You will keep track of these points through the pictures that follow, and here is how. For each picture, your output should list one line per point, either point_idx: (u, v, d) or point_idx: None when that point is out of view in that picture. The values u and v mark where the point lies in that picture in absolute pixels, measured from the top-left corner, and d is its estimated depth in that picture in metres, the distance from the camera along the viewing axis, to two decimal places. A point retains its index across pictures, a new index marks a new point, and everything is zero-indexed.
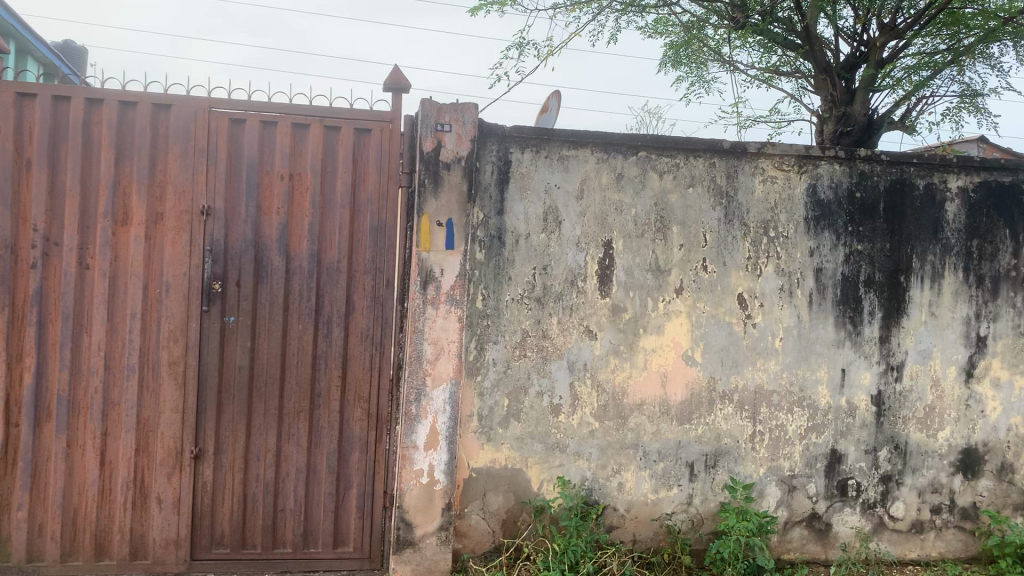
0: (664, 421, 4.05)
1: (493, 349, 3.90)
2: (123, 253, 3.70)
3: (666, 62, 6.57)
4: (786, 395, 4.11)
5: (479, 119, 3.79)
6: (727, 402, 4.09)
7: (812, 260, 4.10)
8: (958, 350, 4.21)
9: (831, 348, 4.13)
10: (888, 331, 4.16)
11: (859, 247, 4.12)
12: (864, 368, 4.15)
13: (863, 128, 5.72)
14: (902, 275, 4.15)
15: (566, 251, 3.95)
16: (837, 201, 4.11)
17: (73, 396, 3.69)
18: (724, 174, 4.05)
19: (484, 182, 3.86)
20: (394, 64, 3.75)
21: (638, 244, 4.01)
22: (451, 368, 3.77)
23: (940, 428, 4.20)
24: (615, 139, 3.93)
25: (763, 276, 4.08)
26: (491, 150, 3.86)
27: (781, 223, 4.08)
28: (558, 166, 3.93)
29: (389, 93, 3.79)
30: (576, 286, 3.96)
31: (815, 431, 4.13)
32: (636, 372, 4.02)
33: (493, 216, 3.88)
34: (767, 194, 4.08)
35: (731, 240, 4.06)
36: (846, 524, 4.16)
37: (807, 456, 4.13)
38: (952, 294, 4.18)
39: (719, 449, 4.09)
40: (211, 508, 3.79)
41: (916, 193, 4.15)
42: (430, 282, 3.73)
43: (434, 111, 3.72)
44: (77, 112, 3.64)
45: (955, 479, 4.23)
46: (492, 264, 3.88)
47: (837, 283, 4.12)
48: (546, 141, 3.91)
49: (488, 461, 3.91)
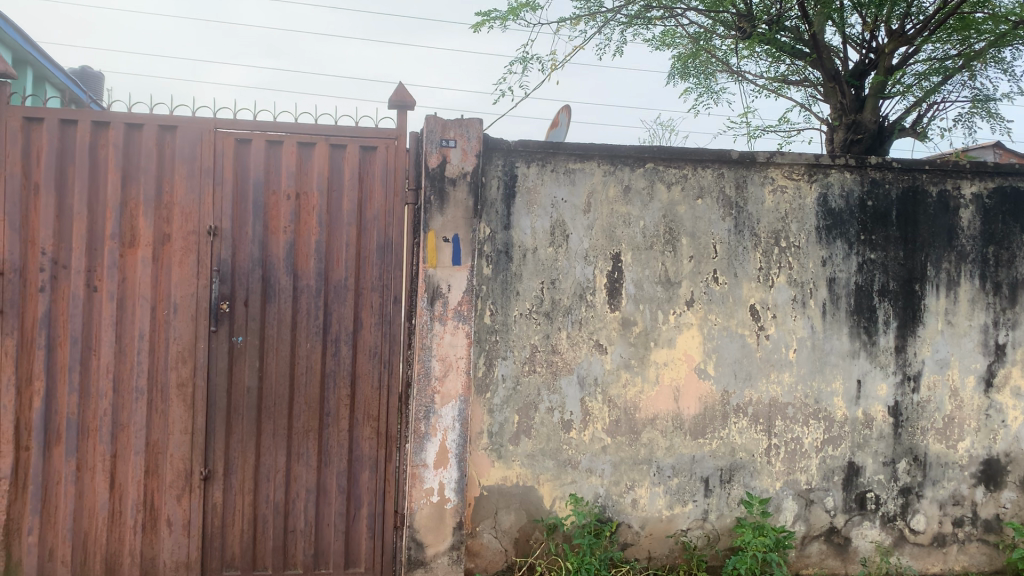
0: (677, 436, 3.99)
1: (502, 365, 3.86)
2: (131, 275, 3.70)
3: (673, 73, 6.52)
4: (801, 408, 4.05)
5: (484, 134, 3.78)
6: (741, 415, 4.03)
7: (824, 270, 4.04)
8: (976, 358, 4.13)
9: (846, 358, 4.07)
10: (904, 340, 4.09)
11: (872, 255, 4.06)
12: (880, 379, 4.09)
13: (875, 135, 5.66)
14: (917, 283, 4.08)
15: (575, 265, 3.92)
16: (849, 209, 4.06)
17: (82, 418, 3.68)
18: (733, 185, 4.01)
19: (490, 197, 3.84)
20: (398, 81, 3.74)
21: (647, 256, 3.97)
22: (459, 385, 3.74)
23: (959, 438, 4.12)
24: (622, 151, 3.91)
25: (775, 287, 4.02)
26: (497, 165, 3.84)
27: (792, 233, 4.03)
28: (565, 180, 3.91)
29: (394, 110, 3.79)
30: (585, 300, 3.93)
31: (831, 443, 4.06)
32: (648, 387, 3.97)
33: (500, 231, 3.85)
34: (778, 204, 4.03)
35: (742, 251, 4.01)
36: (866, 538, 4.08)
37: (824, 469, 4.06)
38: (968, 301, 4.11)
39: (734, 464, 4.02)
40: (221, 529, 3.76)
41: (929, 200, 4.09)
42: (438, 298, 3.72)
43: (439, 127, 3.71)
44: (83, 136, 3.65)
45: (977, 491, 4.14)
46: (500, 280, 3.85)
47: (851, 293, 4.06)
48: (552, 155, 3.89)
49: (499, 478, 3.87)
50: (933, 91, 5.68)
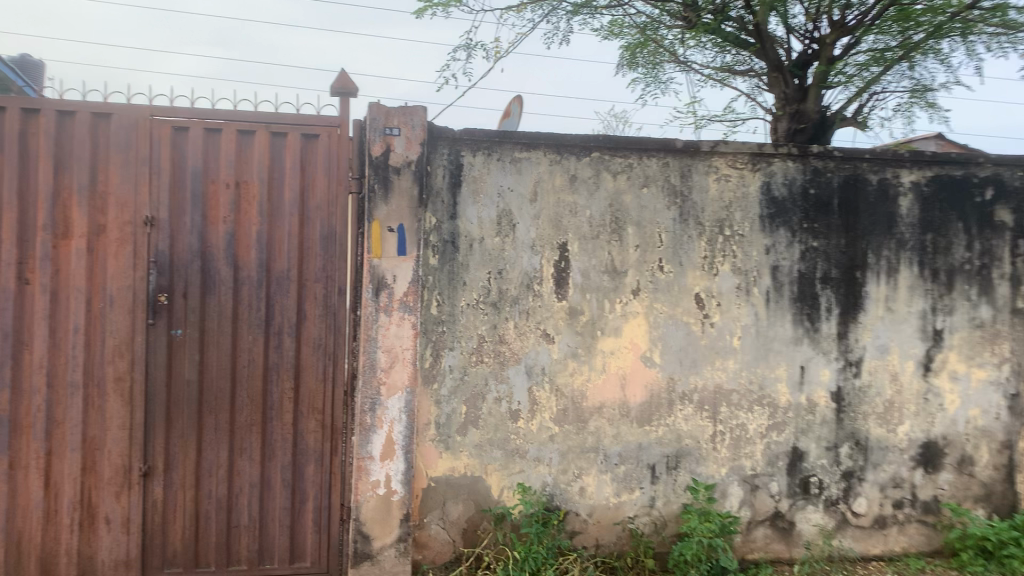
0: (624, 424, 4.01)
1: (449, 356, 3.84)
2: (65, 267, 3.60)
3: (621, 63, 6.48)
4: (745, 394, 4.10)
5: (428, 122, 3.74)
6: (686, 402, 4.06)
7: (768, 258, 4.09)
8: (915, 344, 4.21)
9: (789, 345, 4.12)
10: (845, 327, 4.15)
11: (815, 243, 4.11)
12: (823, 365, 4.15)
13: (818, 125, 5.74)
14: (858, 271, 4.15)
15: (521, 254, 3.91)
16: (792, 198, 4.10)
17: (15, 415, 3.57)
18: (678, 174, 4.03)
19: (435, 186, 3.80)
20: (341, 68, 3.69)
21: (593, 246, 3.97)
22: (405, 377, 3.72)
23: (899, 423, 4.20)
24: (568, 140, 3.90)
25: (719, 275, 4.06)
26: (442, 153, 3.81)
27: (736, 221, 4.07)
28: (511, 168, 3.89)
29: (336, 97, 3.73)
30: (531, 290, 3.92)
31: (775, 429, 4.12)
32: (596, 375, 3.98)
33: (446, 221, 3.82)
34: (722, 192, 4.06)
35: (687, 240, 4.04)
36: (809, 522, 4.14)
37: (768, 454, 4.11)
38: (907, 288, 4.19)
39: (680, 450, 4.05)
40: (162, 526, 3.68)
41: (869, 188, 4.16)
42: (383, 289, 3.68)
43: (382, 115, 3.65)
44: (12, 123, 3.54)
45: (916, 474, 4.22)
46: (446, 270, 3.82)
47: (794, 280, 4.11)
48: (498, 143, 3.86)
49: (446, 470, 3.84)
50: (874, 82, 5.72)
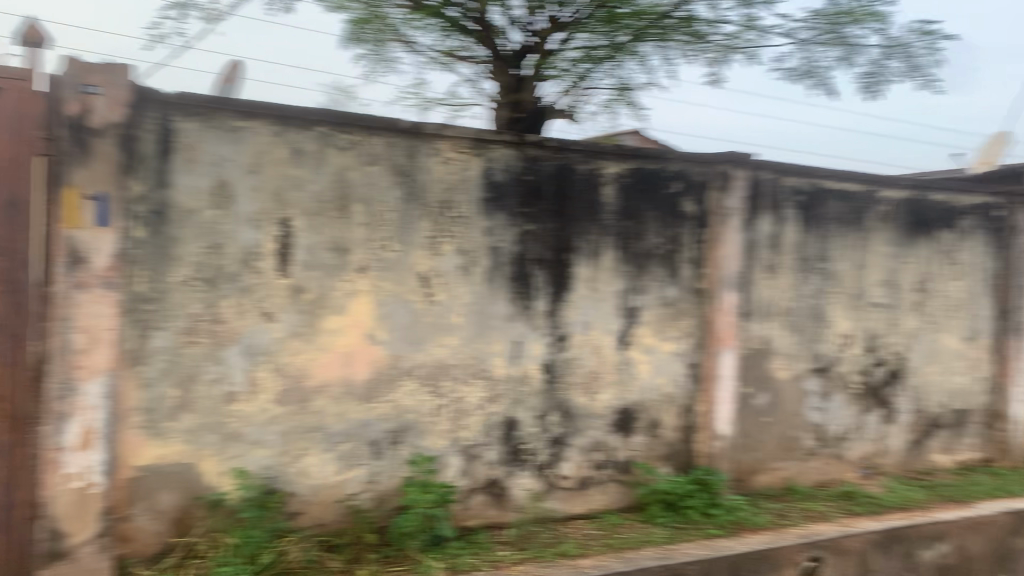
0: (348, 402, 4.01)
1: (159, 336, 3.61)
2: None
3: (349, 38, 6.41)
4: (464, 368, 4.27)
5: (136, 84, 3.46)
6: (408, 378, 4.14)
7: (487, 239, 4.27)
8: (614, 320, 4.61)
9: (504, 322, 4.34)
10: (555, 305, 4.46)
11: (530, 226, 4.36)
12: (535, 340, 4.43)
13: (534, 114, 6.08)
14: (567, 253, 4.46)
15: (240, 229, 3.75)
16: (510, 183, 4.32)
17: None
18: (403, 153, 4.08)
19: (143, 152, 3.53)
20: (31, 15, 3.29)
21: (318, 222, 3.91)
22: (106, 358, 3.43)
23: (600, 392, 4.60)
24: (291, 112, 3.80)
25: (442, 255, 4.18)
26: (152, 117, 3.54)
27: (458, 203, 4.20)
28: (229, 138, 3.71)
29: (24, 48, 3.33)
30: (251, 267, 3.77)
31: (491, 401, 4.34)
32: (318, 353, 3.93)
33: (154, 190, 3.56)
34: (445, 174, 4.17)
35: (411, 219, 4.10)
36: (521, 487, 4.42)
37: (484, 425, 4.32)
38: (609, 269, 4.57)
39: (402, 425, 4.13)
40: None
41: (577, 177, 4.47)
42: (81, 262, 3.36)
43: (79, 70, 3.32)
44: None
45: (614, 438, 4.64)
46: (155, 244, 3.57)
47: (511, 261, 4.33)
48: (216, 111, 3.67)
49: (155, 457, 3.62)
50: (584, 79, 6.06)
